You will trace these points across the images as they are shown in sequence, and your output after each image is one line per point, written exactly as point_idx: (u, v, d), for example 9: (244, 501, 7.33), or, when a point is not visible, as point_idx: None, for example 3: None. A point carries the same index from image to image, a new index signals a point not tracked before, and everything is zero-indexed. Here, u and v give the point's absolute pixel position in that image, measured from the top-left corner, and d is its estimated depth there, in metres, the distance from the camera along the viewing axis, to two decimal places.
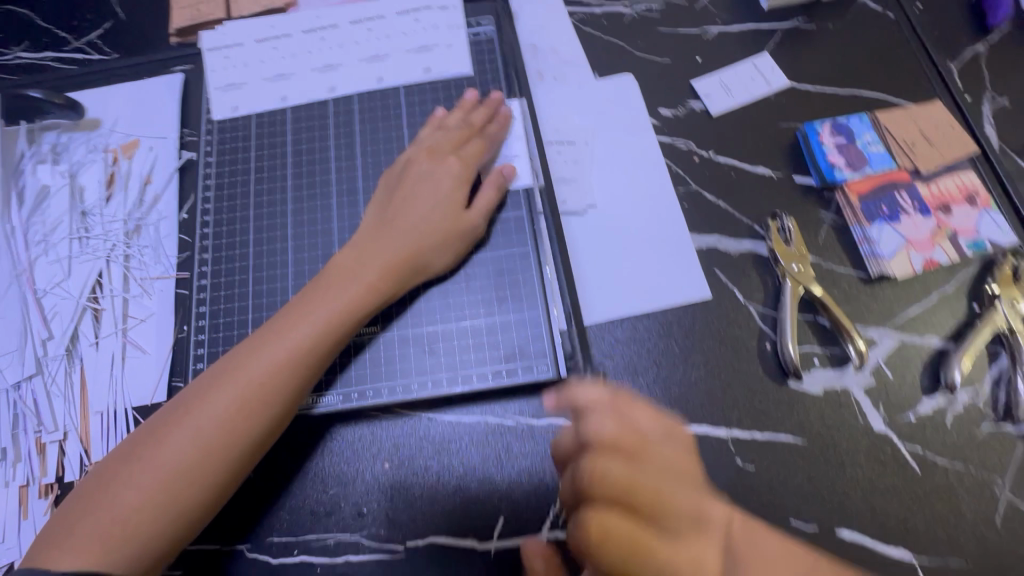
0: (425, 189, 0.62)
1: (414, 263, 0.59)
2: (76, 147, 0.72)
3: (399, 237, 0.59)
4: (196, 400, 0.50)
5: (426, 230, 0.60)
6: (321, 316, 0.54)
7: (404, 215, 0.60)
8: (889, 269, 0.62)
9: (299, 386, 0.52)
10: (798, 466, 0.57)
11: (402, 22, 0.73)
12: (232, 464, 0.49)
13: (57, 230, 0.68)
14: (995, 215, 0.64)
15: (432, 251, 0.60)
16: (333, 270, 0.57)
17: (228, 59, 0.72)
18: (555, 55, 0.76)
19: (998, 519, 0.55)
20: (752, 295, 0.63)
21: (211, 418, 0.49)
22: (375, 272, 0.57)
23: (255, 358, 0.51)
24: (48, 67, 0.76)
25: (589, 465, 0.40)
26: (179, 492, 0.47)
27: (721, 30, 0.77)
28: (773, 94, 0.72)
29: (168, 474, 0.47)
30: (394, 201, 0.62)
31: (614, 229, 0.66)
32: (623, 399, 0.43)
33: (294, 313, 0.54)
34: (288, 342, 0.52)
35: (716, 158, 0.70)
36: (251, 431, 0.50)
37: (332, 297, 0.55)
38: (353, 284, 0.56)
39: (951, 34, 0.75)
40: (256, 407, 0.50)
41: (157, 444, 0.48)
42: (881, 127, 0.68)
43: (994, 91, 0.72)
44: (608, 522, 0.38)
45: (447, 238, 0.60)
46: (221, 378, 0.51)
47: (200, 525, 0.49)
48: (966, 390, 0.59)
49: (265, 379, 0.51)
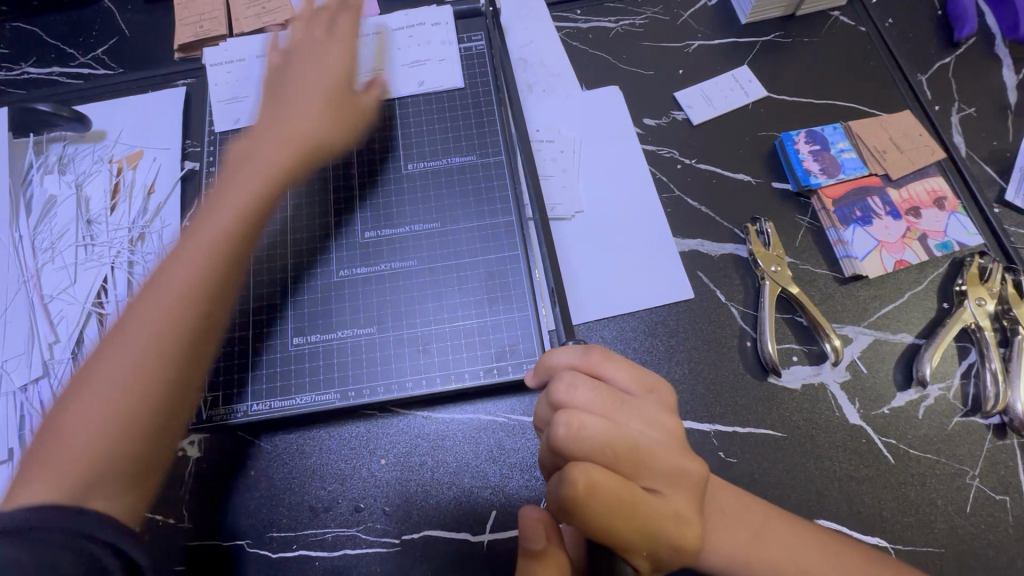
0: (308, 70, 0.66)
1: (315, 140, 0.63)
2: (81, 158, 0.74)
3: (291, 121, 0.63)
4: (127, 317, 0.53)
5: (316, 108, 0.64)
6: (229, 207, 0.58)
7: (285, 107, 0.64)
8: (863, 270, 0.65)
9: (223, 271, 0.55)
10: (777, 458, 0.59)
11: (394, 37, 0.76)
12: (179, 356, 0.52)
13: (63, 238, 0.70)
14: (962, 217, 0.68)
15: (326, 129, 0.64)
16: (234, 162, 0.62)
17: (230, 73, 0.75)
18: (544, 68, 0.79)
19: (969, 508, 0.57)
20: (732, 295, 0.66)
21: (147, 321, 0.52)
22: (270, 150, 0.61)
23: (173, 266, 0.54)
24: (55, 81, 0.79)
25: (571, 420, 0.41)
26: (131, 406, 0.49)
27: (701, 44, 0.80)
28: (751, 104, 0.76)
29: (115, 390, 0.49)
30: (280, 91, 0.65)
31: (601, 233, 0.69)
32: (595, 361, 0.45)
33: (206, 215, 0.58)
34: (205, 239, 0.56)
35: (698, 165, 0.73)
36: (183, 322, 0.52)
37: (231, 191, 0.59)
38: (254, 175, 0.60)
39: (921, 48, 0.79)
40: (182, 302, 0.53)
41: (98, 364, 0.51)
42: (854, 135, 0.71)
43: (961, 101, 0.75)
44: (593, 472, 0.40)
45: (341, 125, 0.66)
46: (143, 296, 0.53)
47: (163, 439, 0.51)
48: (937, 384, 0.62)
49: (188, 280, 0.54)
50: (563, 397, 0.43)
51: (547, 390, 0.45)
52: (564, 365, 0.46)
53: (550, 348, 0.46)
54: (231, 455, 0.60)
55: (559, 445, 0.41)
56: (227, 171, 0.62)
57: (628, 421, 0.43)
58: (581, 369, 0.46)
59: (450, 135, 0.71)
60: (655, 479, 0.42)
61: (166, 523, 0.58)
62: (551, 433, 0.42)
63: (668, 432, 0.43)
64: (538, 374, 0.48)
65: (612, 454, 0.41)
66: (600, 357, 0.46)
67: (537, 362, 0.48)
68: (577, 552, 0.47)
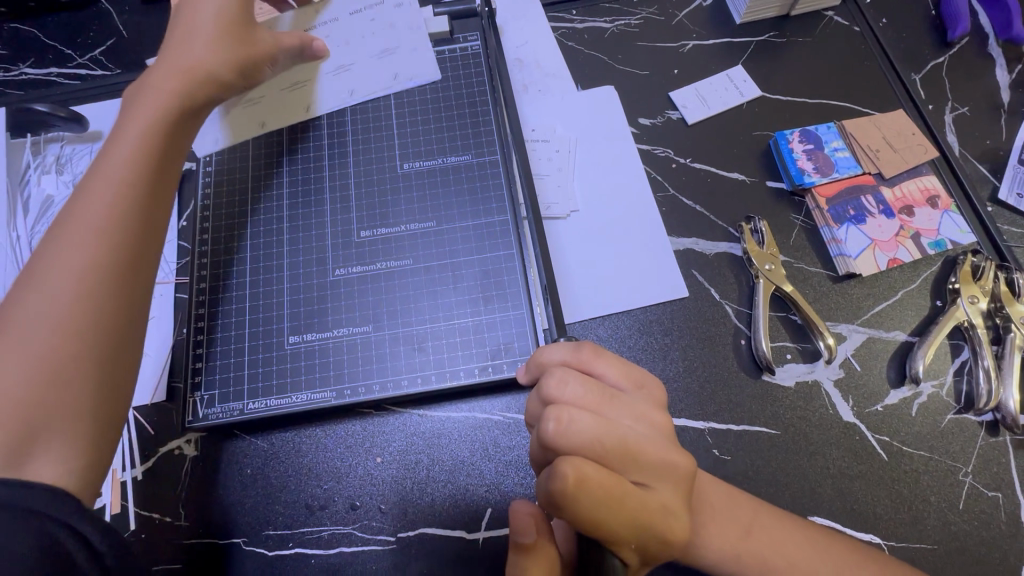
0: (199, 8, 0.63)
1: (209, 67, 0.61)
2: (79, 159, 0.75)
3: (183, 57, 0.61)
4: (32, 270, 0.49)
5: (207, 43, 0.61)
6: (134, 141, 0.56)
7: (176, 50, 0.62)
8: (856, 268, 0.66)
9: (139, 203, 0.53)
10: (771, 456, 0.60)
11: (357, 24, 0.74)
12: (103, 297, 0.49)
13: None
14: (955, 216, 0.68)
15: (216, 59, 0.61)
16: (133, 101, 0.59)
17: None
18: (539, 68, 0.80)
19: (962, 504, 0.57)
20: (727, 294, 0.67)
21: (57, 269, 0.49)
22: (171, 85, 0.59)
23: (79, 206, 0.52)
24: (54, 82, 0.80)
25: (561, 414, 0.42)
26: (63, 351, 0.47)
27: (697, 44, 0.81)
28: (746, 104, 0.76)
29: (40, 338, 0.47)
30: (172, 38, 0.63)
31: (595, 232, 0.70)
32: (586, 358, 0.46)
33: (106, 154, 0.55)
34: (110, 176, 0.53)
35: (692, 164, 0.73)
36: (104, 257, 0.50)
37: (133, 128, 0.57)
38: (154, 113, 0.58)
39: (915, 48, 0.79)
40: (97, 237, 0.51)
41: (8, 320, 0.47)
42: (848, 134, 0.72)
43: (955, 101, 0.76)
44: (582, 464, 0.40)
45: (239, 53, 0.63)
46: (52, 241, 0.51)
47: (105, 386, 0.48)
48: (930, 382, 0.62)
49: (103, 215, 0.52)
50: (553, 393, 0.44)
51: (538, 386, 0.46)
52: (556, 362, 0.47)
53: (540, 345, 0.48)
54: (228, 454, 0.61)
55: (550, 439, 0.42)
56: (124, 112, 0.59)
57: (618, 416, 0.43)
58: (572, 366, 0.47)
59: (445, 134, 0.72)
60: (644, 474, 0.42)
61: (163, 521, 0.58)
62: (542, 428, 0.42)
63: (658, 428, 0.44)
64: (530, 371, 0.49)
65: (602, 448, 0.41)
66: (591, 355, 0.47)
67: (528, 360, 0.49)
68: (568, 546, 0.48)
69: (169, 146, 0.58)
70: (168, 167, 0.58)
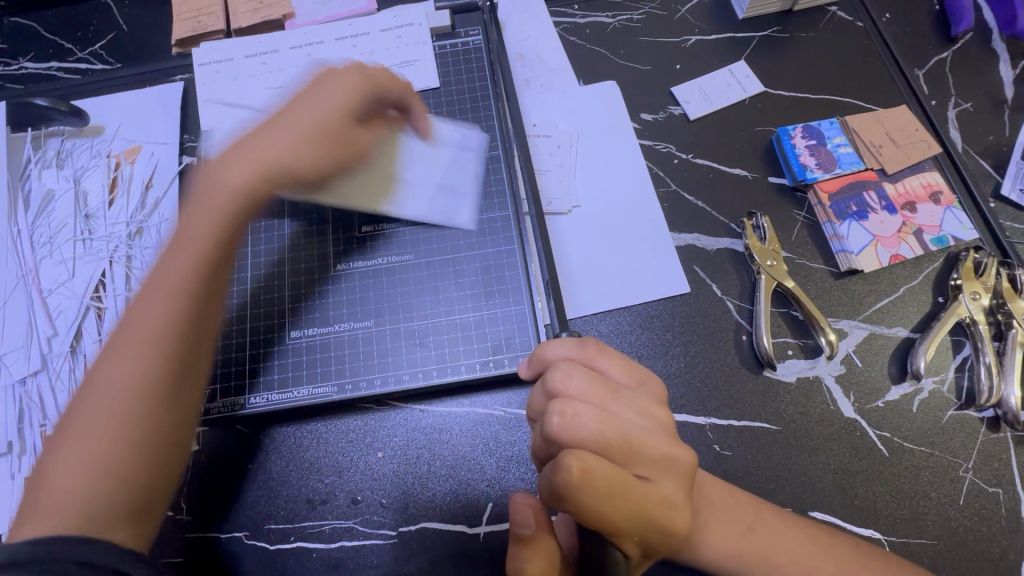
0: (315, 91, 0.57)
1: (283, 156, 0.54)
2: (79, 153, 0.74)
3: (262, 146, 0.54)
4: (100, 369, 0.48)
5: (303, 128, 0.55)
6: (191, 248, 0.51)
7: (291, 126, 0.55)
8: (858, 264, 0.65)
9: (190, 314, 0.50)
10: (773, 451, 0.60)
11: (384, 40, 0.75)
12: (161, 400, 0.47)
13: (62, 232, 0.70)
14: (957, 212, 0.68)
15: (311, 145, 0.54)
16: (197, 194, 0.54)
17: (219, 73, 0.74)
18: (541, 63, 0.79)
19: (962, 500, 0.58)
20: (729, 290, 0.66)
21: (118, 366, 0.47)
22: (231, 178, 0.53)
23: (138, 310, 0.50)
24: (54, 76, 0.79)
25: (565, 409, 0.42)
26: (120, 444, 0.46)
27: (699, 39, 0.80)
28: (748, 99, 0.76)
29: (89, 442, 0.45)
30: (276, 117, 0.57)
31: (598, 228, 0.69)
32: (591, 354, 0.46)
33: (166, 258, 0.52)
34: (164, 281, 0.50)
35: (694, 160, 0.73)
36: (155, 370, 0.47)
37: (193, 230, 0.52)
38: (213, 215, 0.52)
39: (917, 42, 0.79)
40: (149, 346, 0.48)
41: (75, 415, 0.47)
42: (850, 129, 0.71)
43: (958, 96, 0.75)
44: (585, 458, 0.40)
45: (324, 145, 0.55)
46: (112, 344, 0.49)
47: (153, 487, 0.46)
48: (931, 378, 0.62)
49: (159, 320, 0.49)
50: (557, 387, 0.44)
51: (543, 381, 0.46)
52: (561, 357, 0.47)
53: (543, 341, 0.48)
54: (228, 448, 0.61)
55: (555, 434, 0.42)
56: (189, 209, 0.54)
57: (621, 411, 0.43)
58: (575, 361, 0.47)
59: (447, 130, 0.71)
60: (646, 468, 0.42)
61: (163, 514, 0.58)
62: (546, 423, 0.42)
63: (658, 422, 0.44)
64: (533, 367, 0.48)
65: (605, 442, 0.42)
66: (596, 351, 0.47)
67: (531, 355, 0.49)
68: (568, 540, 0.48)
69: (227, 249, 0.53)
70: (220, 276, 0.53)
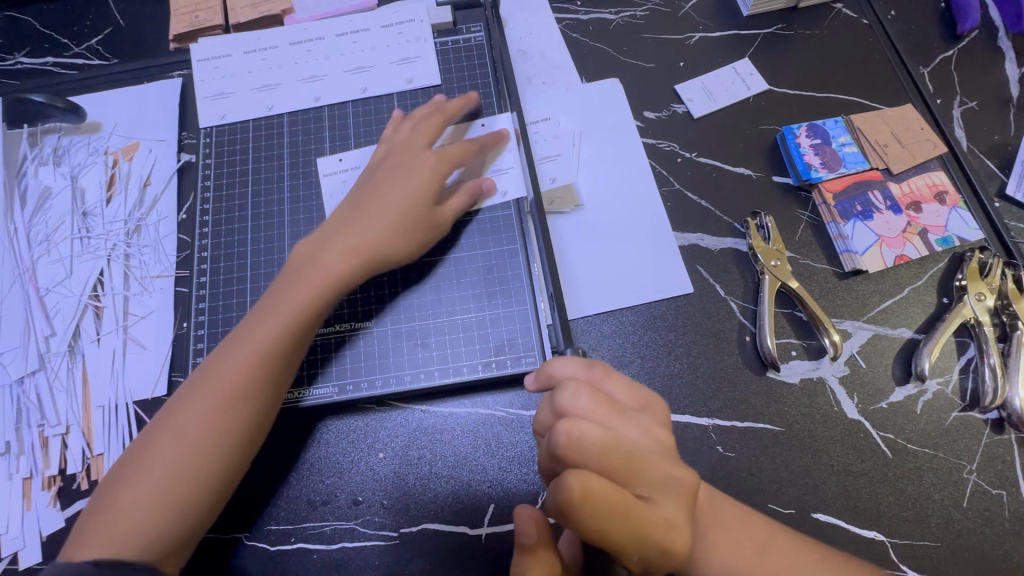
0: (399, 175, 0.61)
1: (382, 247, 0.58)
2: (76, 150, 0.74)
3: (360, 232, 0.58)
4: (178, 406, 0.51)
5: (396, 215, 0.59)
6: (282, 318, 0.54)
7: (377, 208, 0.59)
8: (863, 265, 0.65)
9: (277, 382, 0.53)
10: (776, 452, 0.59)
11: (385, 36, 0.74)
12: (231, 456, 0.50)
13: (59, 230, 0.69)
14: (963, 212, 0.67)
15: (401, 236, 0.59)
16: (295, 264, 0.57)
17: (217, 69, 0.73)
18: (543, 60, 0.79)
19: (965, 501, 0.57)
20: (732, 290, 0.66)
21: (198, 416, 0.50)
22: (333, 262, 0.56)
23: (226, 359, 0.52)
24: (50, 71, 0.78)
25: (572, 429, 0.41)
26: (182, 490, 0.49)
27: (703, 36, 0.79)
28: (753, 98, 0.75)
29: (160, 475, 0.49)
30: (363, 198, 0.60)
31: (601, 228, 0.69)
32: (598, 377, 0.46)
33: (258, 316, 0.54)
34: (255, 341, 0.53)
35: (698, 159, 0.72)
36: (237, 427, 0.51)
37: (287, 300, 0.55)
38: (306, 289, 0.55)
39: (923, 40, 0.78)
40: (235, 403, 0.51)
41: (148, 447, 0.50)
42: (855, 128, 0.71)
43: (963, 94, 0.75)
44: (590, 479, 0.39)
45: (410, 234, 0.59)
46: (198, 382, 0.52)
47: (205, 523, 0.50)
48: (935, 379, 0.62)
49: (241, 383, 0.51)
50: (564, 405, 0.43)
51: (550, 398, 0.45)
52: (567, 376, 0.46)
53: (552, 358, 0.47)
54: None
55: (561, 451, 0.41)
56: (286, 271, 0.57)
57: (625, 431, 0.43)
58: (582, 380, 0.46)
59: None
60: (649, 488, 0.42)
61: None
62: (552, 441, 0.42)
63: (663, 445, 0.43)
64: (540, 382, 0.48)
65: (609, 461, 0.41)
66: (602, 373, 0.46)
67: (538, 370, 0.48)
68: (572, 552, 0.48)
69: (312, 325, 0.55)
70: (301, 350, 0.55)
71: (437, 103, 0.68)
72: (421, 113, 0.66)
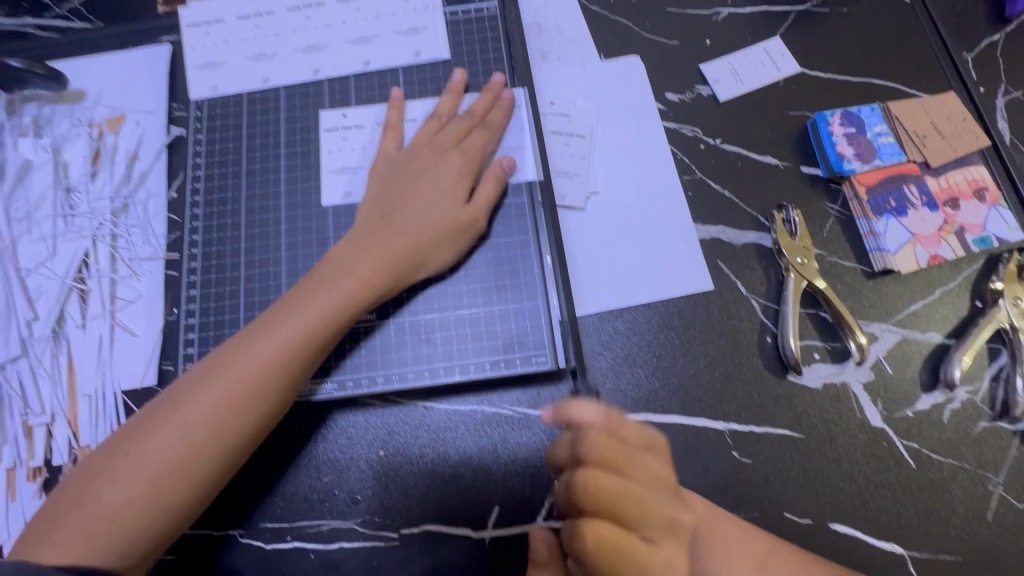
0: (428, 182, 0.58)
1: (412, 260, 0.55)
2: (58, 121, 0.69)
3: (391, 241, 0.55)
4: (182, 396, 0.48)
5: (425, 224, 0.56)
6: (304, 322, 0.50)
7: (405, 217, 0.56)
8: (894, 264, 0.61)
9: (290, 388, 0.50)
10: (795, 459, 0.57)
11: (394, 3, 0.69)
12: (227, 460, 0.48)
13: (41, 207, 0.65)
14: (1003, 210, 0.63)
15: (431, 248, 0.56)
16: (323, 268, 0.54)
17: (208, 36, 0.68)
18: (560, 34, 0.73)
19: (990, 515, 0.55)
20: (754, 287, 0.62)
21: (202, 411, 0.47)
22: (362, 269, 0.53)
23: (242, 356, 0.49)
24: (30, 35, 0.73)
25: (587, 479, 0.39)
26: (173, 488, 0.46)
27: (732, 12, 0.74)
28: (782, 81, 0.70)
29: (153, 470, 0.46)
30: (390, 204, 0.57)
31: (618, 218, 0.65)
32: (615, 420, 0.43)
33: (281, 315, 0.51)
34: (275, 342, 0.49)
35: (722, 145, 0.68)
36: (242, 433, 0.48)
37: (312, 304, 0.51)
38: (334, 294, 0.52)
39: (969, 21, 0.73)
40: (244, 407, 0.48)
41: (143, 437, 0.47)
42: (893, 118, 0.66)
43: (1008, 83, 0.70)
44: (599, 529, 0.39)
45: (439, 233, 0.56)
46: (207, 376, 0.49)
47: (190, 521, 0.48)
48: (964, 387, 0.59)
49: (251, 384, 0.48)
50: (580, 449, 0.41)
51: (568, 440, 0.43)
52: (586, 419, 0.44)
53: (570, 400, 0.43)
54: None
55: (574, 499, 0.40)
56: (313, 270, 0.54)
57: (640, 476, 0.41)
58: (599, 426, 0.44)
59: None
60: (659, 534, 0.40)
61: None
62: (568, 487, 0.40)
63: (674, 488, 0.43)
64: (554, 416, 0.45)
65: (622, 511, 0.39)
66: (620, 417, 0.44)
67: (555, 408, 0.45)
68: None
69: (335, 331, 0.52)
70: (320, 355, 0.52)
71: (455, 88, 0.64)
72: (442, 105, 0.63)
